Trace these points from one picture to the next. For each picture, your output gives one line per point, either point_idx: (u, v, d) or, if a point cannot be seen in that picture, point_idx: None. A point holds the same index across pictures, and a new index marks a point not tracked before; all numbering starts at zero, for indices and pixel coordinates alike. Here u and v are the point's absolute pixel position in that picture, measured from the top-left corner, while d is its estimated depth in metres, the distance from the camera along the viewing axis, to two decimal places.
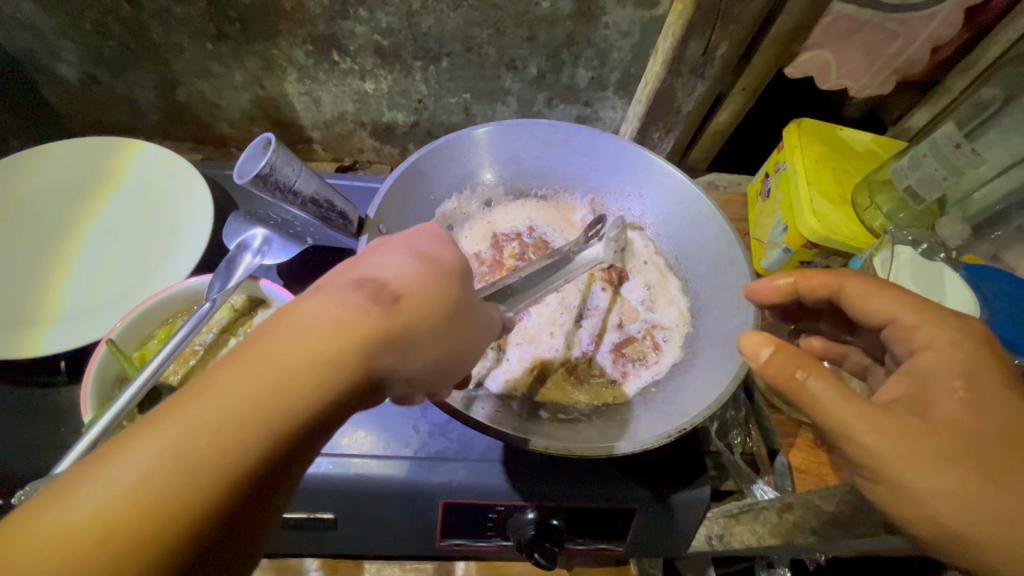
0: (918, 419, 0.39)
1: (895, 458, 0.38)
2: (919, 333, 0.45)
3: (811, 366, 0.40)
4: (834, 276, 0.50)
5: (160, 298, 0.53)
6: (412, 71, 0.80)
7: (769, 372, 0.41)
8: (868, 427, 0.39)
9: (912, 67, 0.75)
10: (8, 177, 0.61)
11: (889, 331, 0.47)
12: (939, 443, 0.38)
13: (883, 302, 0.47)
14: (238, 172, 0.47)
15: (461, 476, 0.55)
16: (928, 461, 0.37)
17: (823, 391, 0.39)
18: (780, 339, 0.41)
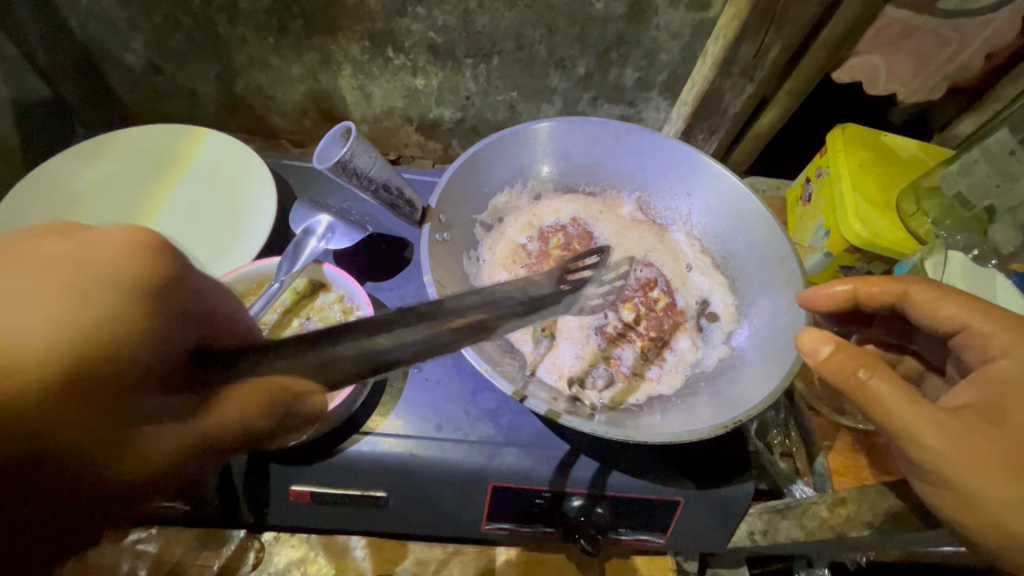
0: (993, 428, 0.39)
1: (959, 462, 0.39)
2: (994, 340, 0.44)
3: (875, 366, 0.41)
4: (898, 283, 0.50)
5: (232, 278, 0.56)
6: (463, 68, 0.82)
7: (829, 369, 0.42)
8: (931, 428, 0.39)
9: (963, 74, 0.75)
10: (87, 160, 0.65)
11: (958, 338, 0.47)
12: (1009, 452, 0.38)
13: (952, 309, 0.47)
14: (319, 158, 0.50)
15: (511, 460, 0.56)
16: (995, 469, 0.38)
17: (885, 388, 0.41)
18: (841, 339, 0.43)
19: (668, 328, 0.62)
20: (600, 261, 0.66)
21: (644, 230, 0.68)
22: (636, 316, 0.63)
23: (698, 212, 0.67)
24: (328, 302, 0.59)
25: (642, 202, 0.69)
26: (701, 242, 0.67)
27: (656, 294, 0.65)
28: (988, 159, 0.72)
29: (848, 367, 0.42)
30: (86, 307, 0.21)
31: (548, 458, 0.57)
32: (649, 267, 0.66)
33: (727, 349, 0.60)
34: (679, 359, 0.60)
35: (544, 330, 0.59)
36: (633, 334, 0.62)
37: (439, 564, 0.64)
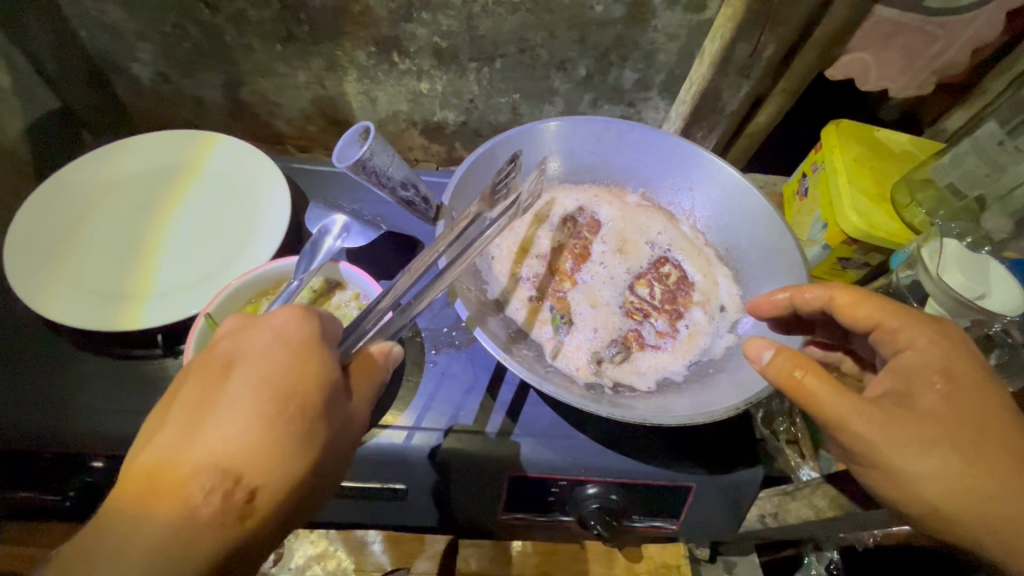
0: (907, 411, 0.44)
1: (884, 445, 0.43)
2: (901, 334, 0.48)
3: (809, 366, 0.44)
4: (822, 289, 0.51)
5: (249, 277, 0.57)
6: (467, 72, 0.84)
7: (772, 372, 0.45)
8: (862, 417, 0.43)
9: (951, 69, 0.78)
10: (104, 165, 0.66)
11: (874, 335, 0.49)
12: (922, 431, 0.43)
13: (871, 308, 0.49)
14: (339, 157, 0.51)
15: (527, 450, 0.57)
16: (912, 449, 0.43)
17: (819, 386, 0.43)
18: (781, 343, 0.45)
19: (681, 299, 0.65)
20: (607, 240, 0.68)
21: (650, 222, 0.70)
22: (650, 290, 0.65)
23: (700, 206, 0.69)
24: (344, 300, 0.60)
25: (646, 198, 0.71)
26: (704, 235, 0.69)
27: (666, 269, 0.67)
28: (977, 151, 0.74)
29: (786, 370, 0.44)
30: (259, 449, 0.39)
31: (562, 447, 0.58)
32: (665, 258, 0.68)
33: (734, 336, 0.61)
34: (689, 329, 0.62)
35: (562, 315, 0.61)
36: (650, 309, 0.64)
37: (456, 556, 0.65)
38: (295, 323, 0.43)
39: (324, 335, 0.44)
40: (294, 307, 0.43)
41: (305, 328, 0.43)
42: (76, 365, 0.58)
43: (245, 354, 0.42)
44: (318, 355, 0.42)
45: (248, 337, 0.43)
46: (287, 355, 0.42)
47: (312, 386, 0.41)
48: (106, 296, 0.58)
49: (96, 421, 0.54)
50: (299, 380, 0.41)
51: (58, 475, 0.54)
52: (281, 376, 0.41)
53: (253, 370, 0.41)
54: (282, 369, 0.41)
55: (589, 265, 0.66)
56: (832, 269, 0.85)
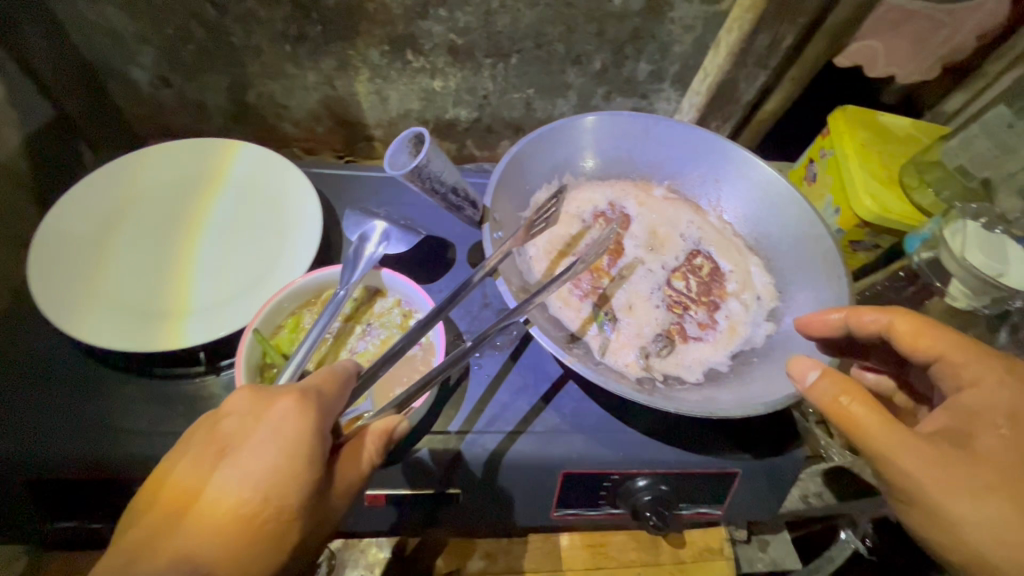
0: (966, 454, 0.44)
1: (932, 483, 0.43)
2: (966, 370, 0.49)
3: (855, 392, 0.46)
4: (885, 312, 0.52)
5: (291, 289, 0.56)
6: (482, 68, 0.83)
7: (815, 393, 0.47)
8: (909, 452, 0.44)
9: (957, 54, 0.80)
10: (122, 178, 0.63)
11: (934, 367, 0.51)
12: (978, 474, 0.43)
13: (933, 338, 0.50)
14: (391, 164, 0.50)
15: (580, 447, 0.58)
16: (964, 491, 0.43)
17: (864, 413, 0.45)
18: (828, 367, 0.48)
19: (716, 291, 0.66)
20: (639, 234, 0.69)
21: (679, 214, 0.71)
22: (686, 283, 0.66)
23: (727, 196, 0.71)
24: (386, 308, 0.59)
25: (673, 190, 0.72)
26: (734, 226, 0.70)
27: (699, 261, 0.68)
28: (987, 134, 0.78)
29: (832, 392, 0.46)
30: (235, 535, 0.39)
31: (612, 442, 0.59)
32: (698, 251, 0.68)
33: (772, 325, 0.62)
34: (729, 320, 0.63)
35: (605, 312, 0.62)
36: (688, 301, 0.65)
37: (505, 554, 0.66)
38: (294, 417, 0.42)
39: (319, 433, 0.42)
40: (294, 399, 0.42)
41: (300, 413, 0.42)
42: (114, 388, 0.56)
43: (243, 438, 0.42)
44: (306, 455, 0.41)
45: (250, 419, 0.42)
46: (278, 441, 0.41)
47: (293, 479, 0.40)
48: (140, 317, 0.56)
49: (142, 446, 0.53)
50: (285, 469, 0.40)
51: (107, 500, 0.53)
52: (268, 473, 0.40)
53: (244, 463, 0.41)
54: (270, 465, 0.40)
55: (624, 259, 0.67)
56: (844, 252, 0.87)
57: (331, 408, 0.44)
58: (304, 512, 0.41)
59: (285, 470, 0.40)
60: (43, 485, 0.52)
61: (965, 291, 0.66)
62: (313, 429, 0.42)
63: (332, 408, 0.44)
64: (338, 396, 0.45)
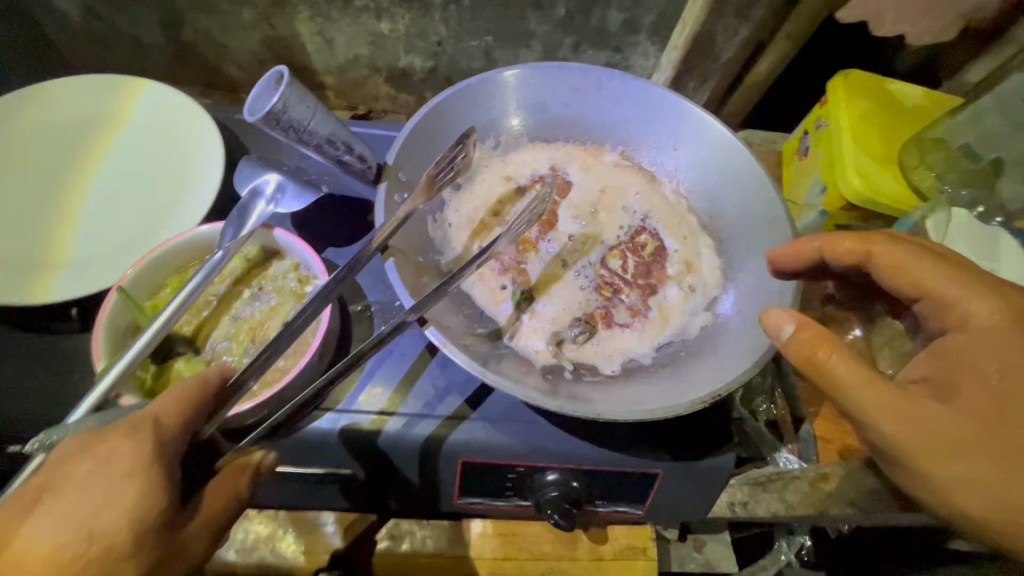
0: (952, 409, 0.42)
1: (918, 446, 0.41)
2: (955, 308, 0.46)
3: (835, 348, 0.41)
4: (863, 243, 0.49)
5: (170, 246, 0.51)
6: (431, 10, 0.75)
7: (792, 349, 0.42)
8: (889, 414, 0.41)
9: (980, 12, 0.68)
10: (13, 114, 0.59)
11: (921, 305, 0.48)
12: (959, 432, 0.41)
13: (918, 270, 0.47)
14: (248, 108, 0.43)
15: (481, 435, 0.53)
16: (948, 450, 0.40)
17: (841, 373, 0.41)
18: (805, 318, 0.42)
19: (656, 273, 0.59)
20: (577, 205, 0.62)
21: (628, 185, 0.63)
22: (623, 263, 0.59)
23: (684, 167, 0.62)
24: (281, 271, 0.54)
25: (626, 157, 0.64)
26: (688, 201, 0.62)
27: (643, 239, 0.61)
28: (1000, 107, 0.67)
29: (808, 351, 0.41)
30: None
31: (518, 432, 0.54)
32: (642, 228, 0.61)
33: (711, 316, 0.56)
34: (663, 308, 0.57)
35: (523, 291, 0.56)
36: (621, 284, 0.58)
37: (411, 536, 0.63)
38: (126, 449, 0.37)
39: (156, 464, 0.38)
40: (126, 431, 0.38)
41: (134, 439, 0.38)
42: None
43: (59, 483, 0.37)
44: (142, 489, 0.37)
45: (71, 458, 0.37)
46: (105, 472, 0.36)
47: (120, 514, 0.36)
48: (12, 263, 0.52)
49: (8, 403, 0.50)
50: (111, 504, 0.36)
51: None
52: (94, 516, 0.36)
53: (62, 509, 0.36)
54: (96, 506, 0.36)
55: (557, 232, 0.60)
56: None
57: (177, 432, 0.40)
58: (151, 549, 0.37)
59: (113, 504, 0.36)
60: None
61: None
62: (150, 459, 0.38)
63: (178, 434, 0.40)
64: (185, 420, 0.41)
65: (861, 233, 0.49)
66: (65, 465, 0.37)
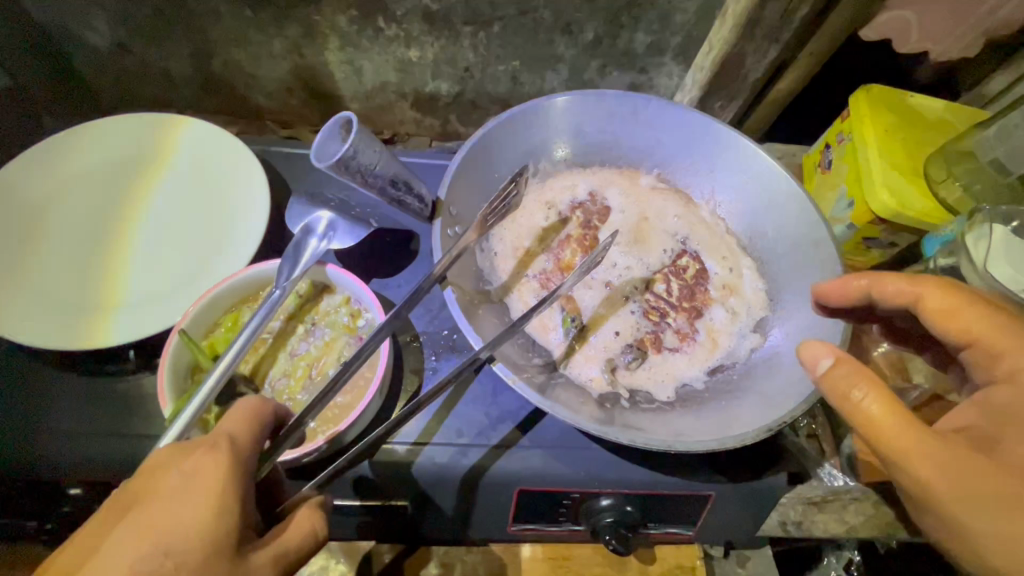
0: (982, 456, 0.38)
1: (953, 495, 0.38)
2: (1003, 360, 0.42)
3: (874, 385, 0.39)
4: (913, 285, 0.46)
5: (226, 285, 0.52)
6: (461, 37, 0.76)
7: (827, 383, 0.41)
8: (930, 459, 0.38)
9: (1003, 29, 0.69)
10: (61, 157, 0.60)
11: (965, 355, 0.44)
12: (1004, 485, 0.37)
13: (970, 318, 0.44)
14: (318, 156, 0.49)
15: (537, 463, 0.54)
16: (984, 503, 0.37)
17: (884, 415, 0.39)
18: (843, 352, 0.41)
19: (700, 295, 0.59)
20: (618, 229, 0.62)
21: (667, 207, 0.64)
22: (667, 287, 0.60)
23: (722, 190, 0.63)
24: (333, 305, 0.55)
25: (663, 180, 0.65)
26: (727, 222, 0.63)
27: (684, 261, 0.61)
28: None
29: (844, 387, 0.40)
30: None
31: (574, 459, 0.54)
32: (684, 251, 0.62)
33: (758, 338, 0.57)
34: (709, 330, 0.58)
35: (573, 318, 0.56)
36: (667, 308, 0.59)
37: (462, 563, 0.63)
38: (205, 465, 0.37)
39: (231, 481, 0.37)
40: (206, 446, 0.38)
41: (213, 452, 0.38)
42: (47, 385, 0.53)
43: (143, 501, 0.37)
44: (215, 506, 0.36)
45: (151, 477, 0.38)
46: (184, 487, 0.37)
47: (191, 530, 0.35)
48: (70, 308, 0.53)
49: (69, 448, 0.50)
50: (187, 520, 0.36)
51: (36, 501, 0.51)
52: (171, 533, 0.35)
53: (141, 527, 0.36)
54: (169, 525, 0.35)
55: (600, 257, 0.61)
56: (856, 249, 0.78)
57: (250, 449, 0.40)
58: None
59: (190, 520, 0.36)
60: None
61: None
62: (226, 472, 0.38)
63: (251, 450, 0.40)
64: (258, 437, 0.41)
65: (911, 275, 0.47)
66: (148, 482, 0.38)
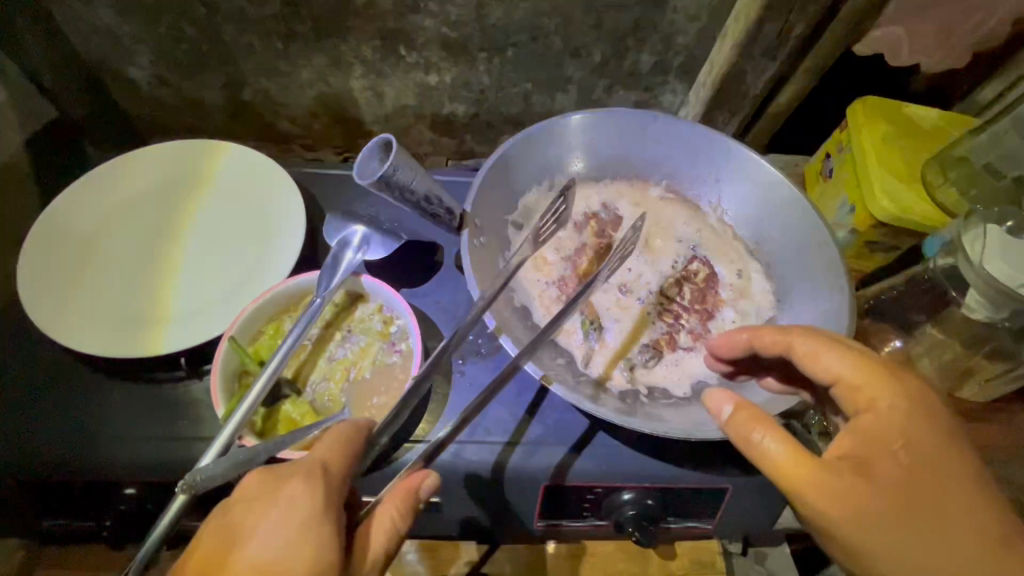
0: (863, 480, 0.40)
1: (845, 521, 0.39)
2: (863, 392, 0.43)
3: (766, 425, 0.42)
4: (782, 335, 0.47)
5: (269, 296, 0.56)
6: (477, 63, 0.81)
7: (732, 425, 0.43)
8: (823, 492, 0.39)
9: (988, 41, 0.73)
10: (114, 182, 0.64)
11: (833, 390, 0.45)
12: (883, 508, 0.39)
13: (831, 359, 0.44)
14: (360, 173, 0.54)
15: (562, 459, 0.57)
16: (869, 526, 0.39)
17: (781, 453, 0.41)
18: (741, 397, 0.44)
19: (711, 298, 0.63)
20: (631, 237, 0.66)
21: (676, 216, 0.68)
22: (679, 291, 0.63)
23: (728, 199, 0.67)
24: (367, 313, 0.59)
25: (671, 191, 0.69)
26: (734, 229, 0.66)
27: (695, 267, 0.65)
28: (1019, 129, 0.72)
29: (745, 430, 0.42)
30: None
31: (597, 455, 0.57)
32: (695, 257, 0.65)
33: None
34: (722, 331, 0.61)
35: (591, 321, 0.60)
36: (680, 310, 0.62)
37: (490, 561, 0.65)
38: (302, 496, 0.41)
39: (330, 508, 0.41)
40: (302, 477, 0.41)
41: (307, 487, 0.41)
42: (103, 393, 0.57)
43: (251, 527, 0.41)
44: (315, 538, 0.40)
45: (256, 503, 0.41)
46: (285, 518, 0.40)
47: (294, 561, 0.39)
48: (125, 320, 0.57)
49: (126, 450, 0.54)
50: (291, 550, 0.39)
51: (94, 502, 0.54)
52: (278, 561, 0.39)
53: (252, 551, 0.39)
54: (278, 555, 0.39)
55: (615, 264, 0.64)
56: (859, 254, 0.81)
57: (341, 479, 0.43)
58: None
59: (295, 549, 0.39)
60: (33, 487, 0.53)
61: (981, 299, 0.62)
62: (319, 504, 0.41)
63: (341, 479, 0.43)
64: (350, 463, 0.44)
65: (785, 326, 0.48)
66: (250, 509, 0.41)
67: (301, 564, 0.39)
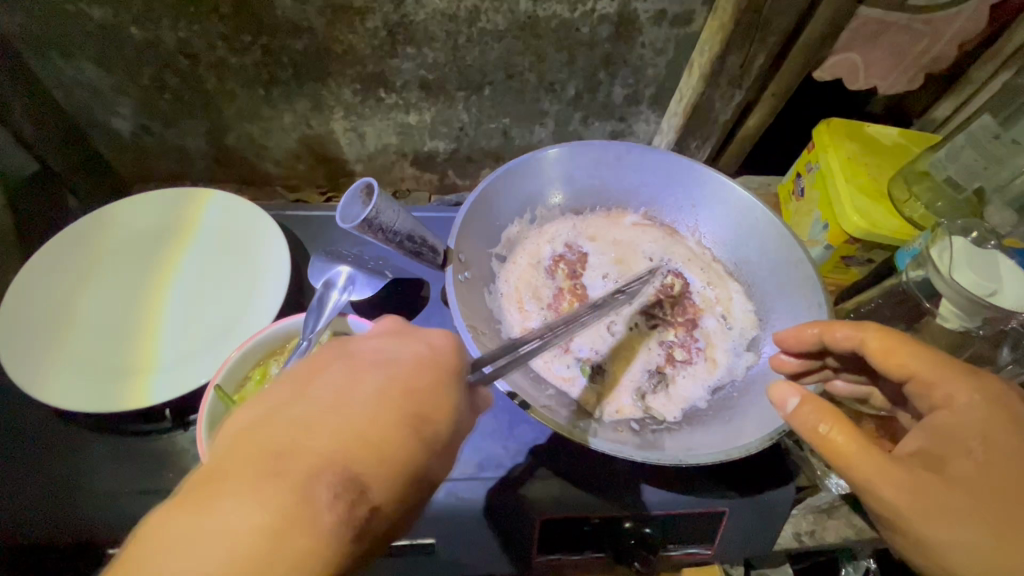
0: (935, 475, 0.42)
1: (913, 511, 0.41)
2: (938, 389, 0.46)
3: (836, 421, 0.43)
4: (854, 330, 0.50)
5: (255, 341, 0.55)
6: (455, 101, 0.83)
7: (797, 420, 0.45)
8: (891, 483, 0.42)
9: (939, 64, 0.77)
10: (96, 234, 0.65)
11: (908, 386, 0.48)
12: (954, 500, 0.41)
13: (903, 357, 0.48)
14: (343, 217, 0.55)
15: (557, 491, 0.56)
16: (945, 517, 0.41)
17: (848, 442, 0.43)
18: (807, 392, 0.46)
19: (691, 310, 0.66)
20: (604, 273, 0.67)
21: (653, 241, 0.70)
22: (661, 308, 0.66)
23: (704, 222, 0.69)
24: None
25: (648, 217, 0.71)
26: (712, 251, 0.68)
27: (671, 282, 0.67)
28: (974, 145, 0.74)
29: (811, 421, 0.44)
30: (380, 452, 0.36)
31: (593, 485, 0.57)
32: (673, 277, 0.67)
33: (753, 356, 0.61)
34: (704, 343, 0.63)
35: (590, 366, 0.60)
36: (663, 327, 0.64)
37: None
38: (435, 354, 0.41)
39: (457, 374, 0.41)
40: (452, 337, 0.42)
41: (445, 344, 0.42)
42: (88, 447, 0.56)
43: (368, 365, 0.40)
44: (449, 395, 0.40)
45: (392, 346, 0.42)
46: (416, 366, 0.40)
47: (433, 405, 0.39)
48: (110, 373, 0.56)
49: (109, 507, 0.52)
50: (427, 396, 0.39)
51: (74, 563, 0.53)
52: (416, 401, 0.39)
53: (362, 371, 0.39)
54: (412, 396, 0.39)
55: (595, 302, 0.65)
56: (835, 268, 0.83)
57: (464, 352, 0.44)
58: (426, 472, 0.38)
59: (430, 399, 0.39)
60: (17, 551, 0.51)
61: (956, 311, 0.63)
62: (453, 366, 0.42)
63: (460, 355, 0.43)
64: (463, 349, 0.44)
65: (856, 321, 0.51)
66: (364, 356, 0.41)
67: (439, 412, 0.39)
